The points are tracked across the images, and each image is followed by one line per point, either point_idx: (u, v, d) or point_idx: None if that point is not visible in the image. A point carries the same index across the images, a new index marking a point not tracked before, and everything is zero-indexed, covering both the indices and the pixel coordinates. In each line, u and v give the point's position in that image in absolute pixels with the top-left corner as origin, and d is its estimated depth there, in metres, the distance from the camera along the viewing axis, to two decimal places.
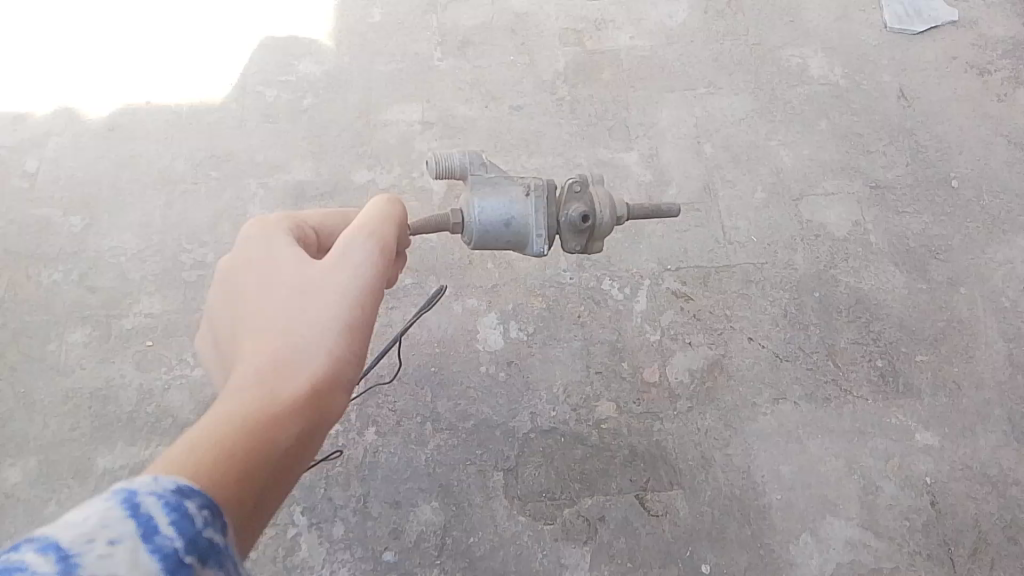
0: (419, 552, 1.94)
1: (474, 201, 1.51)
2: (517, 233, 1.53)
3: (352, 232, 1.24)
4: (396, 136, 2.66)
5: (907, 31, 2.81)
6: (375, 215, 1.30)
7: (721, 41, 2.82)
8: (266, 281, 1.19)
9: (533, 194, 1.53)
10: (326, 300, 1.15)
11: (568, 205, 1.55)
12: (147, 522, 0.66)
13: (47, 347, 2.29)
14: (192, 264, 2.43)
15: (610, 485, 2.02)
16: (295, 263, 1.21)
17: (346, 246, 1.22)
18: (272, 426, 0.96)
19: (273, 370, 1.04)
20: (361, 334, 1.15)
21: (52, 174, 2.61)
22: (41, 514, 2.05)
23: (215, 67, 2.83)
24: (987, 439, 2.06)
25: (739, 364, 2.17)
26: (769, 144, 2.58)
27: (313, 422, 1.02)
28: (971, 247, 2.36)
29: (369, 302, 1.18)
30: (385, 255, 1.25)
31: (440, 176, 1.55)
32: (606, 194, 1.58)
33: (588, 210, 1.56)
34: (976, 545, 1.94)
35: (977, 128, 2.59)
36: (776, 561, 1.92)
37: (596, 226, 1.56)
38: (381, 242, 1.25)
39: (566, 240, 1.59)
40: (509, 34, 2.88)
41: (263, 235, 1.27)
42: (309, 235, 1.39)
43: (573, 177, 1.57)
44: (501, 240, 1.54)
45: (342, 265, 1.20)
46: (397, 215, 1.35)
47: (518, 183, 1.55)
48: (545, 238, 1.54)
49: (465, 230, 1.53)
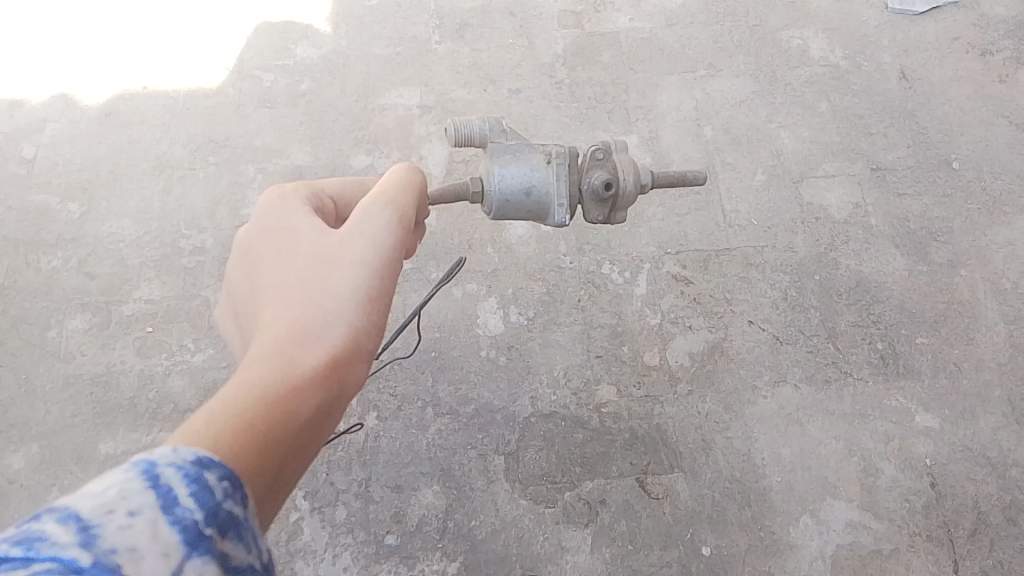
0: (421, 535, 1.95)
1: (496, 167, 1.50)
2: (538, 203, 1.52)
3: (369, 201, 1.23)
4: (395, 120, 2.64)
5: (908, 12, 2.79)
6: (392, 184, 1.28)
7: (720, 23, 2.80)
8: (284, 251, 1.18)
9: (555, 161, 1.50)
10: (345, 270, 1.14)
11: (591, 172, 1.54)
12: (166, 494, 0.66)
13: (47, 333, 2.29)
14: (191, 251, 2.42)
15: (611, 468, 2.03)
16: (314, 233, 1.20)
17: (364, 215, 1.21)
18: (292, 397, 0.96)
19: (292, 340, 1.03)
20: (381, 305, 1.14)
21: (49, 160, 2.60)
22: (44, 500, 2.06)
23: (212, 53, 2.81)
24: (987, 420, 2.07)
25: (740, 347, 2.17)
26: (770, 126, 2.56)
27: (333, 392, 1.02)
28: (972, 229, 2.36)
29: (387, 272, 1.17)
30: (403, 225, 1.24)
31: (459, 143, 1.53)
32: (629, 161, 1.58)
33: (611, 177, 1.55)
34: (976, 526, 1.94)
35: (979, 109, 2.58)
36: (776, 542, 1.93)
37: (619, 195, 1.56)
38: (399, 211, 1.23)
39: (588, 208, 1.57)
40: (508, 17, 2.86)
41: (280, 204, 1.25)
42: (326, 205, 1.37)
43: (595, 145, 1.56)
44: (521, 210, 1.53)
45: (360, 235, 1.19)
46: (414, 183, 1.33)
47: (540, 152, 1.52)
48: (567, 207, 1.52)
49: (485, 200, 1.52)
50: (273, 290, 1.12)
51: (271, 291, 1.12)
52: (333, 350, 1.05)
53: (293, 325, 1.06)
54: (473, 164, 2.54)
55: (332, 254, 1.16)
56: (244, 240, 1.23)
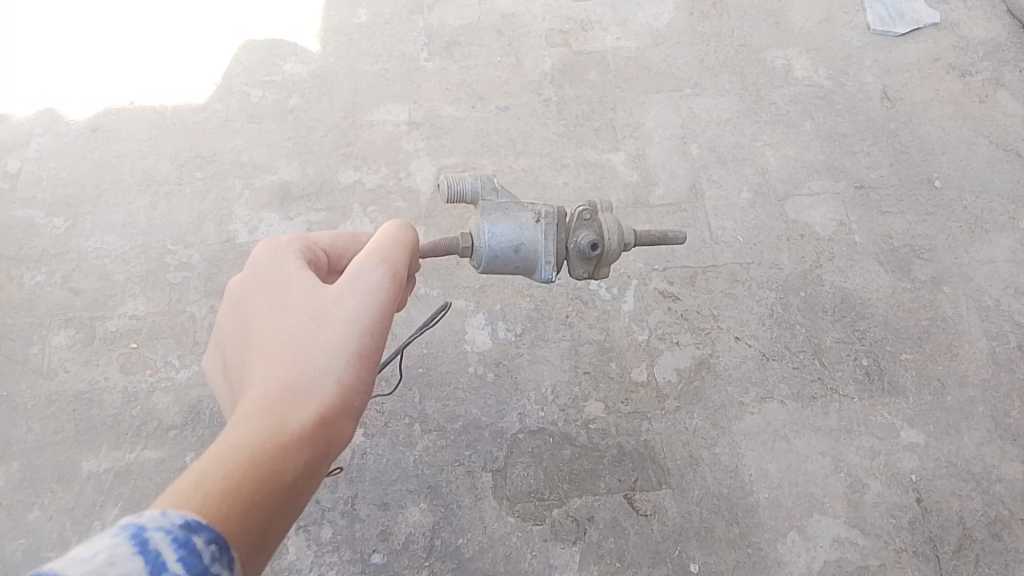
0: (408, 553, 1.93)
1: (486, 225, 1.54)
2: (526, 259, 1.56)
3: (363, 257, 1.24)
4: (383, 136, 2.65)
5: (890, 33, 2.85)
6: (386, 239, 1.29)
7: (706, 43, 2.84)
8: (277, 307, 1.19)
9: (544, 220, 1.55)
10: (336, 325, 1.15)
11: (577, 232, 1.58)
12: (155, 558, 0.71)
13: (29, 350, 2.26)
14: (177, 266, 2.40)
15: (599, 484, 2.02)
16: (306, 288, 1.22)
17: (357, 268, 1.22)
18: (281, 455, 0.99)
19: (281, 397, 1.06)
20: (372, 359, 1.16)
21: (34, 174, 2.58)
22: (23, 519, 2.02)
23: (200, 68, 2.82)
24: (971, 436, 2.08)
25: (727, 363, 2.18)
26: (755, 144, 2.59)
27: (321, 448, 1.05)
28: (954, 246, 2.39)
29: (378, 326, 1.18)
30: (395, 277, 1.25)
31: (451, 198, 1.57)
32: (614, 220, 1.62)
33: (598, 236, 1.59)
34: (961, 542, 1.95)
35: (960, 129, 2.62)
36: (764, 559, 1.92)
37: (604, 253, 1.60)
38: (393, 266, 1.24)
39: (574, 264, 1.62)
40: (496, 35, 2.89)
41: (275, 261, 1.26)
42: (320, 258, 1.38)
43: (582, 205, 1.59)
44: (510, 265, 1.57)
45: (353, 288, 1.20)
46: (408, 237, 1.34)
47: (529, 209, 1.57)
48: (555, 265, 1.57)
49: (475, 255, 1.56)
50: (264, 346, 1.14)
51: (264, 346, 1.15)
52: (322, 406, 1.07)
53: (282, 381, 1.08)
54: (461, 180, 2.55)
55: (324, 310, 1.17)
56: (238, 295, 1.25)
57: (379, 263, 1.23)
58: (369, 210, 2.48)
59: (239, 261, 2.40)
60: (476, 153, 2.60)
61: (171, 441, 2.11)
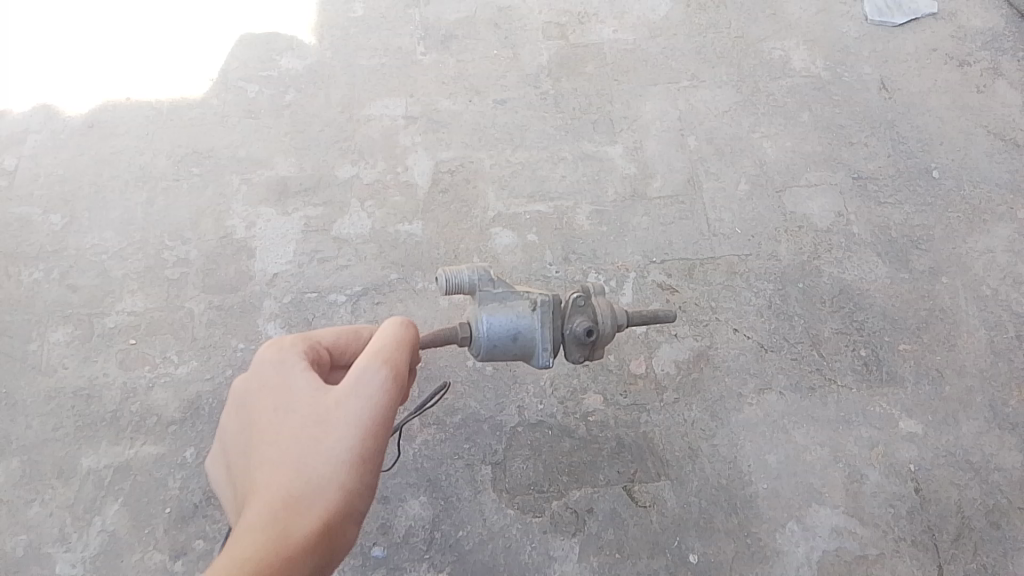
0: (408, 546, 1.94)
1: (484, 316, 1.63)
2: (524, 345, 1.66)
3: (365, 359, 1.32)
4: (380, 131, 2.64)
5: (887, 24, 2.85)
6: (385, 339, 1.36)
7: (703, 35, 2.84)
8: (282, 411, 1.29)
9: (539, 308, 1.65)
10: (340, 433, 1.25)
11: (573, 318, 1.68)
12: None
13: (28, 347, 2.26)
14: (174, 262, 2.40)
15: (598, 476, 2.03)
16: (310, 392, 1.31)
17: (360, 372, 1.30)
18: (288, 566, 1.11)
19: (287, 507, 1.18)
20: (373, 464, 1.26)
21: (31, 171, 2.58)
22: (24, 515, 2.02)
23: (196, 64, 2.81)
24: (970, 426, 2.09)
25: (725, 355, 2.19)
26: (752, 136, 2.59)
27: (325, 553, 1.17)
28: (952, 236, 2.39)
29: (380, 430, 1.27)
30: (398, 377, 1.32)
31: (450, 290, 1.65)
32: (607, 304, 1.72)
33: (592, 322, 1.69)
34: (960, 531, 1.95)
35: (957, 119, 2.62)
36: (763, 549, 1.93)
37: (599, 336, 1.69)
38: (393, 367, 1.32)
39: (570, 349, 1.70)
40: (493, 29, 2.89)
41: (279, 362, 1.35)
42: (323, 350, 1.47)
43: (577, 291, 1.70)
44: (508, 352, 1.67)
45: (356, 394, 1.28)
46: (408, 334, 1.41)
47: (525, 298, 1.66)
48: (551, 350, 1.67)
49: (474, 343, 1.65)
50: (271, 451, 1.26)
51: (270, 452, 1.25)
52: (324, 514, 1.19)
53: (287, 491, 1.20)
54: (459, 174, 2.54)
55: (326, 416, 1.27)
56: (246, 393, 1.35)
57: (380, 366, 1.31)
58: (366, 205, 2.48)
59: (237, 256, 2.40)
60: (473, 146, 2.60)
61: (171, 436, 2.11)
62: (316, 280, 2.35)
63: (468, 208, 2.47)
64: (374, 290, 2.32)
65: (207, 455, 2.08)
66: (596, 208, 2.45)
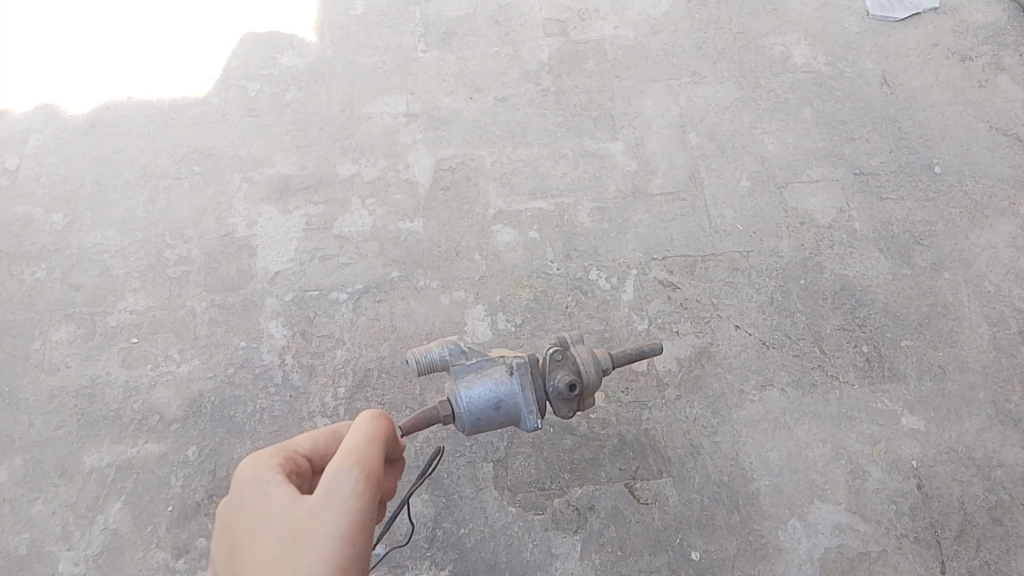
0: (410, 544, 1.94)
1: (462, 390, 1.65)
2: (508, 412, 1.67)
3: (336, 461, 1.32)
4: (381, 129, 2.64)
5: (888, 19, 2.84)
6: (355, 441, 1.38)
7: (704, 31, 2.83)
8: (263, 529, 1.31)
9: (516, 372, 1.67)
10: (317, 543, 1.24)
11: (553, 375, 1.69)
12: None
13: (31, 345, 2.27)
14: (176, 260, 2.40)
15: (600, 474, 2.03)
16: (286, 506, 1.32)
17: (331, 477, 1.30)
18: None
19: None
20: (357, 568, 1.25)
21: (33, 171, 2.58)
22: (27, 513, 2.02)
23: (198, 63, 2.82)
24: (972, 422, 2.08)
25: (727, 352, 2.18)
26: (753, 132, 2.59)
27: None
28: (954, 232, 2.38)
29: (358, 533, 1.27)
30: (371, 476, 1.33)
31: (423, 371, 1.67)
32: (586, 353, 1.72)
33: (574, 377, 1.69)
34: (962, 527, 1.95)
35: (960, 114, 2.61)
36: (765, 546, 1.93)
37: (584, 387, 1.70)
38: (366, 468, 1.33)
39: (557, 405, 1.71)
40: (493, 26, 2.88)
41: (254, 478, 1.38)
42: (302, 461, 1.49)
43: (552, 347, 1.71)
44: (494, 422, 1.68)
45: (329, 501, 1.28)
46: (377, 430, 1.43)
47: (500, 365, 1.68)
48: (537, 412, 1.68)
49: (457, 419, 1.66)
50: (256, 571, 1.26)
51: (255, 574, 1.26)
52: None
53: None
54: (460, 171, 2.54)
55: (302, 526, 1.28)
56: (229, 515, 1.38)
57: (351, 468, 1.31)
58: (367, 203, 2.48)
59: (238, 254, 2.40)
60: (474, 144, 2.60)
61: (173, 435, 2.12)
62: (317, 278, 2.35)
63: (469, 206, 2.46)
64: (376, 288, 2.32)
65: (209, 454, 2.09)
66: (597, 206, 2.45)
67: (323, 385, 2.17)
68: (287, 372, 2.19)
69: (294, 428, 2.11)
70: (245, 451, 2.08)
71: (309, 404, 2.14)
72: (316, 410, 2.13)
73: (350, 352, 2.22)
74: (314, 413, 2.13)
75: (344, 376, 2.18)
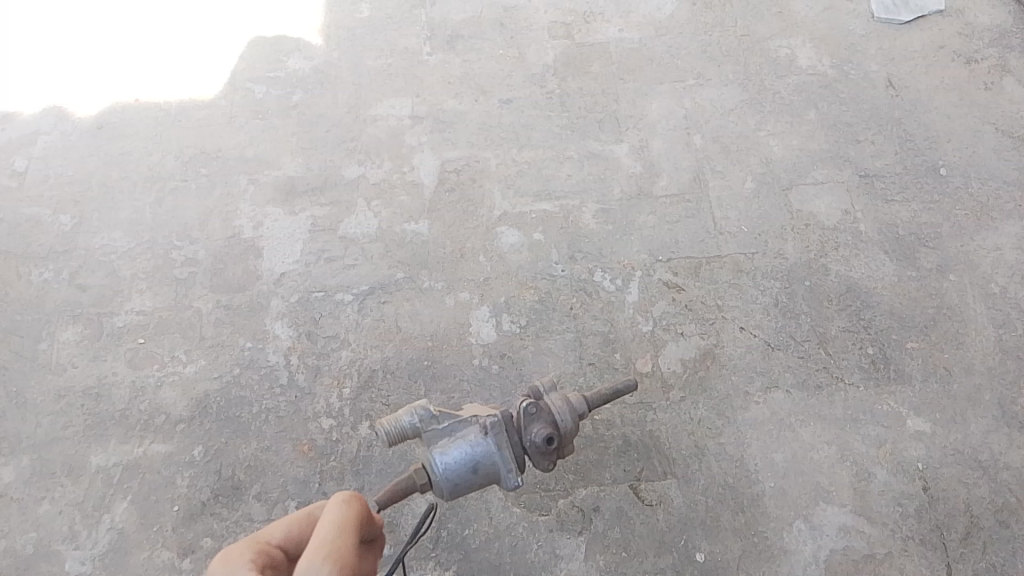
0: (414, 545, 1.95)
1: (436, 456, 1.70)
2: (486, 473, 1.74)
3: (310, 557, 1.29)
4: (386, 131, 2.65)
5: (894, 21, 2.84)
6: (328, 531, 1.36)
7: (709, 33, 2.84)
8: None
9: (490, 432, 1.73)
10: None
11: (529, 429, 1.74)
12: None
13: (38, 346, 2.28)
14: (183, 262, 2.41)
15: (604, 475, 2.03)
16: None
17: (305, 573, 1.27)
18: None
19: None
20: None
21: (41, 172, 2.60)
22: (34, 513, 2.03)
23: (206, 66, 2.83)
24: (978, 424, 2.07)
25: (732, 354, 2.18)
26: (758, 134, 2.59)
27: None
28: (960, 234, 2.37)
29: None
30: (344, 567, 1.31)
31: (394, 440, 1.72)
32: (559, 403, 1.78)
33: (550, 429, 1.75)
34: (968, 530, 1.94)
35: (965, 116, 2.60)
36: (770, 548, 1.92)
37: (561, 439, 1.76)
38: (341, 562, 1.31)
39: (536, 459, 1.77)
40: (498, 28, 2.89)
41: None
42: (274, 552, 1.44)
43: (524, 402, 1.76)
44: (472, 484, 1.74)
45: None
46: (348, 517, 1.41)
47: (474, 427, 1.75)
48: (515, 470, 1.75)
49: (434, 485, 1.72)
50: None
51: None
52: None
53: None
54: (465, 173, 2.55)
55: None
56: None
57: (326, 563, 1.29)
58: (373, 204, 2.49)
59: (244, 255, 2.41)
60: (479, 146, 2.60)
61: (179, 435, 2.13)
62: (323, 280, 2.36)
63: (474, 208, 2.47)
64: (381, 289, 2.33)
65: (215, 454, 2.09)
66: (602, 207, 2.45)
67: (328, 386, 2.18)
68: (292, 372, 2.20)
69: (299, 429, 2.12)
70: (250, 452, 2.09)
71: (314, 404, 2.15)
72: (321, 411, 2.14)
73: (355, 353, 2.23)
74: (319, 413, 2.14)
75: (349, 377, 2.19)
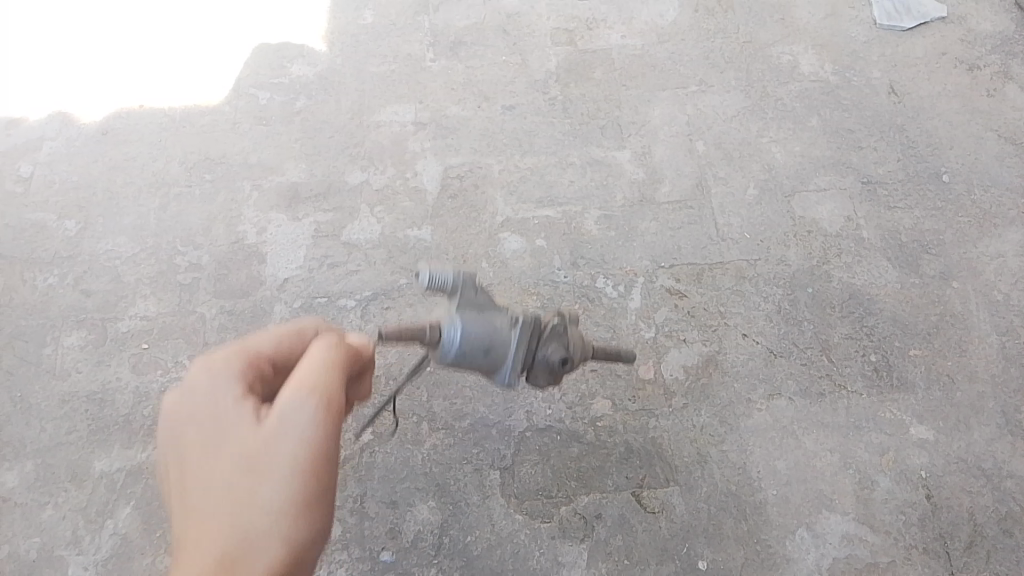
0: (417, 552, 1.96)
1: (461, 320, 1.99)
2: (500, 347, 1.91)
3: (291, 389, 1.28)
4: (389, 137, 2.66)
5: (896, 28, 2.84)
6: (317, 364, 1.34)
7: (711, 40, 2.84)
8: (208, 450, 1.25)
9: (519, 324, 1.95)
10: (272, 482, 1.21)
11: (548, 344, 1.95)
12: None
13: (42, 351, 2.29)
14: (187, 267, 2.42)
15: (606, 482, 2.03)
16: (245, 427, 1.26)
17: (288, 401, 1.26)
18: None
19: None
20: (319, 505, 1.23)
21: (46, 178, 2.61)
22: (37, 518, 2.04)
23: (210, 72, 2.85)
24: (981, 432, 2.07)
25: (734, 360, 2.18)
26: (761, 140, 2.59)
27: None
28: (963, 241, 2.37)
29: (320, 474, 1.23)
30: (332, 407, 1.29)
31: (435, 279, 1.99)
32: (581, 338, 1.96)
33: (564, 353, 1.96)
34: (971, 538, 1.94)
35: (968, 123, 2.60)
36: (773, 556, 1.92)
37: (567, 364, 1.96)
38: (326, 396, 1.29)
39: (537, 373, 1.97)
40: (501, 35, 2.90)
41: (209, 383, 1.31)
42: (264, 370, 1.42)
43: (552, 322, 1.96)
44: (475, 362, 2.01)
45: (285, 434, 1.24)
46: (336, 358, 1.38)
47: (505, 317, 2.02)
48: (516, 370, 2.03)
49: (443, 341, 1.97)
50: (202, 502, 1.22)
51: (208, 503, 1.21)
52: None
53: (229, 543, 1.17)
54: (468, 179, 2.55)
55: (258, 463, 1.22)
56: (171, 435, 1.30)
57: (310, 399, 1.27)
58: (376, 210, 2.50)
59: (247, 261, 2.42)
60: (481, 152, 2.61)
61: None
62: (326, 286, 2.36)
63: (477, 214, 2.47)
64: (384, 295, 2.33)
65: None
66: (604, 213, 2.46)
67: None
68: None
69: None
70: None
71: None
72: None
73: None
74: None
75: None
